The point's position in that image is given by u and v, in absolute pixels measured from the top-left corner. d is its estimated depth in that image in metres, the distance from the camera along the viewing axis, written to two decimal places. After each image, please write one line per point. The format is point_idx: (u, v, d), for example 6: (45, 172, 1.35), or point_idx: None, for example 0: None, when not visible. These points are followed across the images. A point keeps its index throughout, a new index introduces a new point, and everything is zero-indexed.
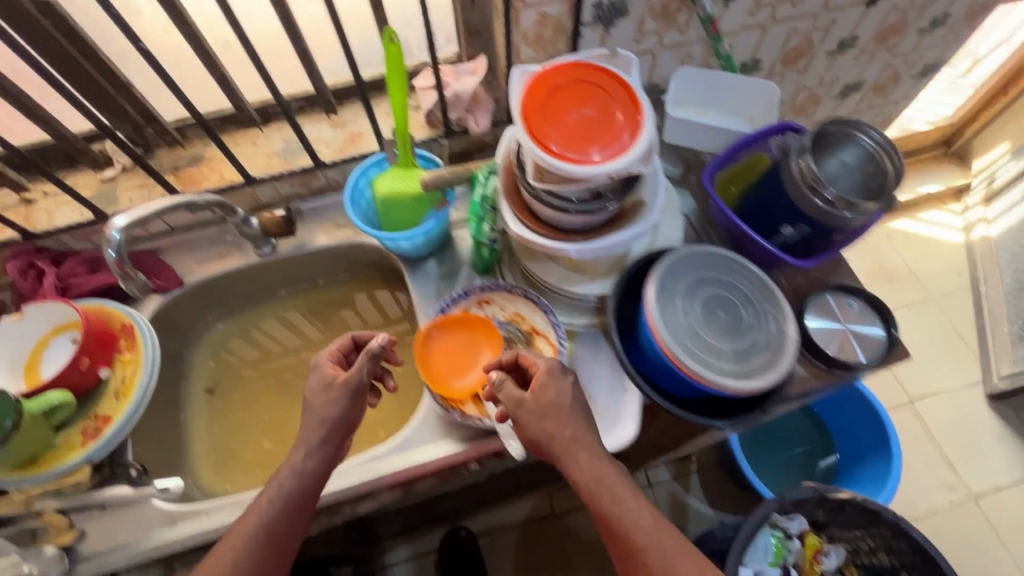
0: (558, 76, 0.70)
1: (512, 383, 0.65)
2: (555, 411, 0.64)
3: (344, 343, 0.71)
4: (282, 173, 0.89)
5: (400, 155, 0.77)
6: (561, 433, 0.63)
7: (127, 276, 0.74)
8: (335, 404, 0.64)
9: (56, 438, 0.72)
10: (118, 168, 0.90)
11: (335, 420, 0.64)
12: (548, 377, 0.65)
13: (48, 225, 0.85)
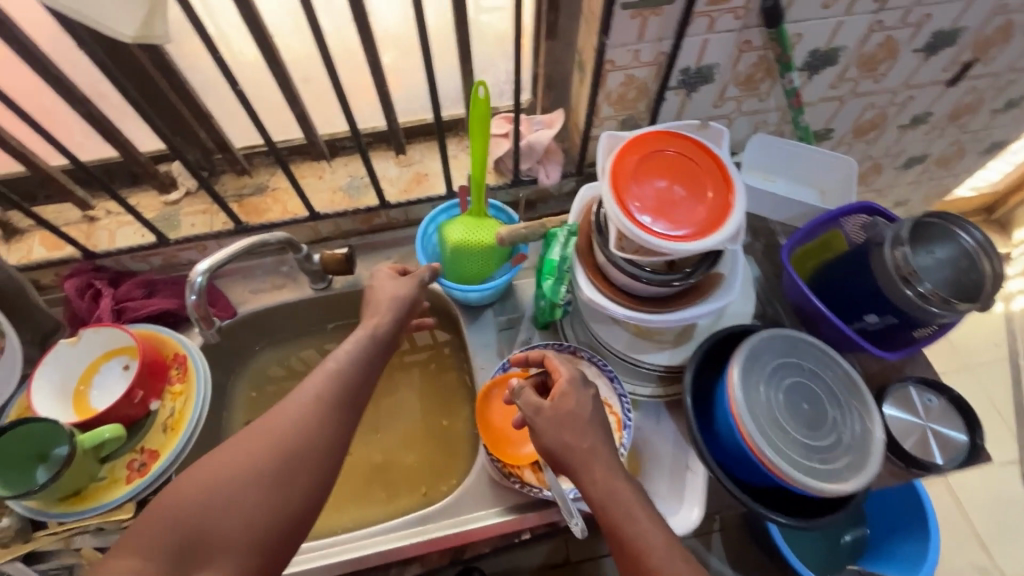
0: (666, 144, 0.69)
1: (532, 393, 0.60)
2: (575, 421, 0.59)
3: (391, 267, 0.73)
4: (346, 210, 0.88)
5: (474, 204, 0.76)
6: (586, 451, 0.57)
7: (205, 320, 0.74)
8: (392, 304, 0.67)
9: (101, 471, 0.71)
10: (181, 191, 0.89)
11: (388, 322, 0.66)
12: (568, 390, 0.61)
13: (109, 244, 0.84)
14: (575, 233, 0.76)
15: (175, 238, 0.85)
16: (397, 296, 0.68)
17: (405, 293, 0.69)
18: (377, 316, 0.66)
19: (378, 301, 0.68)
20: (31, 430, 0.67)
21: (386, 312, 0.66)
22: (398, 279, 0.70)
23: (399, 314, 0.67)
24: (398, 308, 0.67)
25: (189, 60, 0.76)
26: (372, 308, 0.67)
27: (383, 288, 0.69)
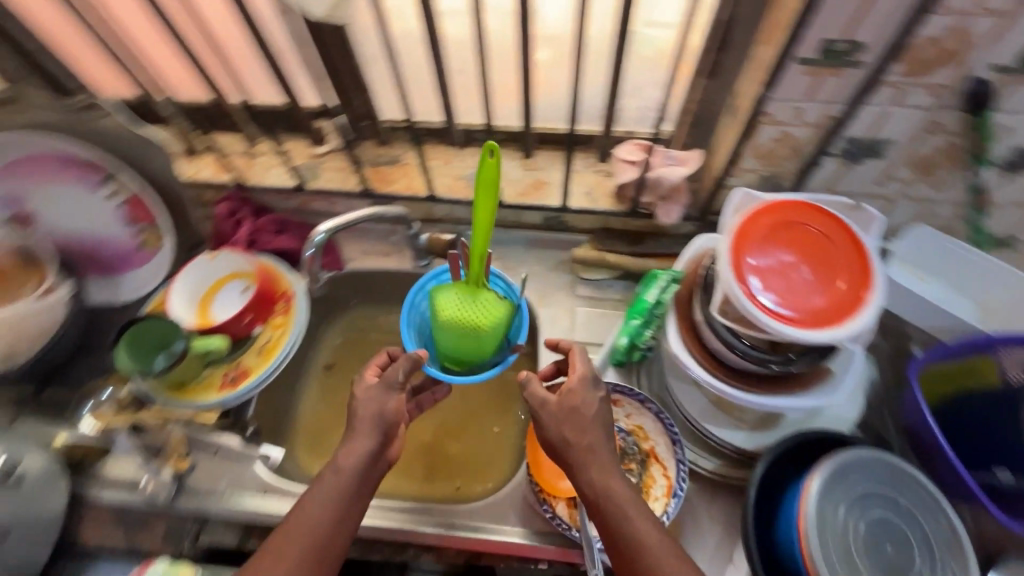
0: (809, 220, 0.63)
1: (539, 386, 0.61)
2: (578, 418, 0.59)
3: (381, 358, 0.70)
4: (463, 199, 0.91)
5: (471, 275, 0.68)
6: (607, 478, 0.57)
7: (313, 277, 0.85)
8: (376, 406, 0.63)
9: (202, 374, 0.82)
10: (327, 147, 0.97)
11: (376, 423, 0.63)
12: (578, 387, 0.61)
13: (260, 180, 0.95)
14: (679, 280, 0.73)
15: (312, 188, 0.94)
16: (377, 412, 0.63)
17: (385, 405, 0.64)
18: (354, 447, 0.61)
19: (359, 413, 0.63)
20: (154, 325, 0.77)
21: (367, 435, 0.62)
22: (377, 386, 0.65)
23: (381, 432, 0.63)
24: (380, 420, 0.63)
25: (365, 35, 0.81)
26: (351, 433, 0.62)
27: (359, 401, 0.64)
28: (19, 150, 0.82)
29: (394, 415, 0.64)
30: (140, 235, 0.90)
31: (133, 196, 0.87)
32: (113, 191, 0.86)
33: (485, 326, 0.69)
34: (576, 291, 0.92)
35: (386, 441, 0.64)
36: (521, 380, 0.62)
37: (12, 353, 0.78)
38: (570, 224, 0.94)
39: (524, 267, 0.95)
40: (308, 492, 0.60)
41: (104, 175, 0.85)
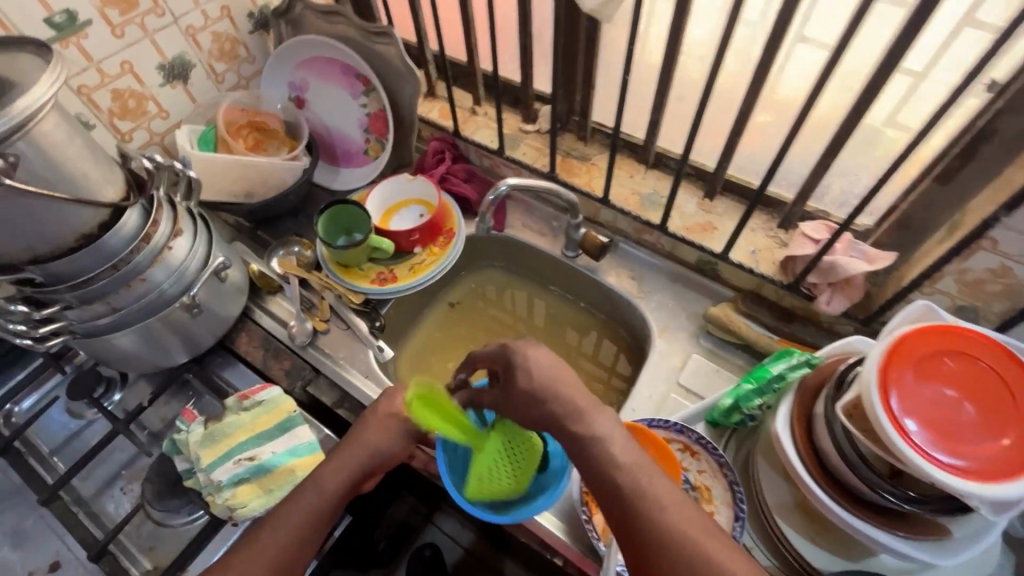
0: (972, 349, 0.57)
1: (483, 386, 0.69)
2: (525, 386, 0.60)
3: None
4: (630, 212, 0.96)
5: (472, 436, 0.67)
6: (598, 427, 0.56)
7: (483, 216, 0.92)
8: (383, 437, 0.69)
9: (363, 264, 0.97)
10: (534, 126, 1.08)
11: (374, 453, 0.69)
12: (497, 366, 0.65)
13: (470, 133, 1.09)
14: (813, 365, 0.69)
15: (508, 155, 1.06)
16: (380, 447, 0.69)
17: (392, 443, 0.70)
18: (340, 470, 0.67)
19: (363, 441, 0.69)
20: (349, 211, 0.96)
21: (351, 468, 0.68)
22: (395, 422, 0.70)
23: (369, 465, 0.68)
24: (377, 454, 0.69)
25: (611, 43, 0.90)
26: (341, 454, 0.68)
27: (371, 430, 0.69)
28: (320, 51, 1.07)
29: (390, 457, 0.70)
30: (368, 142, 1.09)
31: (378, 111, 1.06)
32: (366, 102, 1.07)
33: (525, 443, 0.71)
34: (699, 338, 0.91)
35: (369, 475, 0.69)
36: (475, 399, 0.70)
37: (253, 192, 1.01)
38: (722, 275, 0.93)
39: (659, 295, 0.96)
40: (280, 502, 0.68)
41: (367, 88, 1.05)
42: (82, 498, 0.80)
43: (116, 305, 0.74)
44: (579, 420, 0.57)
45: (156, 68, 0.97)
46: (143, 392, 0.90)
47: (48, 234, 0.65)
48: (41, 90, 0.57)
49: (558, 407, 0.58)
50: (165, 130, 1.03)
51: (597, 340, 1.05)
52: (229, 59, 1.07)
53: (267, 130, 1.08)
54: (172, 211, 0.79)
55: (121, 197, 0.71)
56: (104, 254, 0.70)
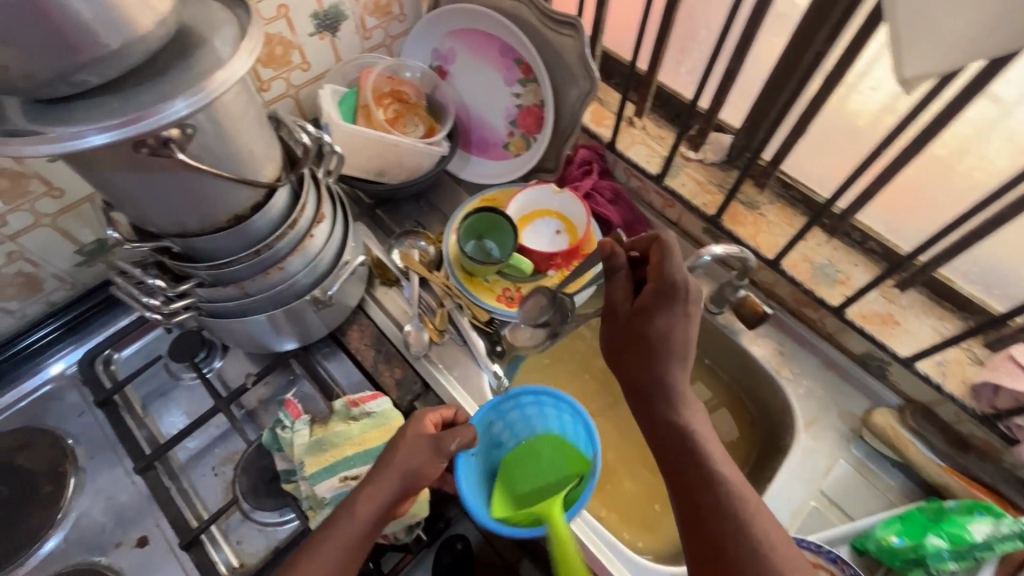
0: None
1: (620, 281, 0.64)
2: (663, 348, 0.59)
3: (447, 411, 0.71)
4: (801, 282, 0.84)
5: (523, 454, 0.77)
6: (710, 454, 0.56)
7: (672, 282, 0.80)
8: (417, 453, 0.63)
9: (489, 276, 0.89)
10: (699, 154, 0.96)
11: (409, 470, 0.63)
12: (654, 300, 0.60)
13: (625, 148, 0.98)
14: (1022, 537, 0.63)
15: (666, 183, 0.94)
16: (412, 467, 0.63)
17: (424, 463, 0.63)
18: (373, 496, 0.61)
19: (393, 460, 0.63)
20: (487, 218, 0.89)
21: (389, 492, 0.62)
22: (425, 441, 0.64)
23: (404, 489, 0.62)
24: (408, 477, 0.63)
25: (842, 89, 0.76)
26: (374, 478, 0.62)
27: (401, 448, 0.64)
28: (481, 24, 0.94)
29: (422, 479, 0.64)
30: (511, 136, 0.99)
31: (532, 105, 0.95)
32: (521, 92, 0.95)
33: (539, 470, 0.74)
34: (849, 445, 0.81)
35: (404, 498, 0.63)
36: (611, 264, 0.64)
37: (385, 171, 0.92)
38: (889, 377, 0.82)
39: (809, 380, 0.85)
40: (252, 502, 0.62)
41: (526, 77, 0.94)
42: (174, 470, 0.77)
43: (249, 291, 0.68)
44: (677, 408, 0.59)
45: (310, 15, 0.87)
46: (246, 367, 0.85)
47: (202, 212, 0.58)
48: (241, 60, 0.48)
49: (668, 383, 0.59)
50: (303, 83, 0.95)
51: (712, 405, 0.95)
52: (381, 15, 0.97)
53: (408, 102, 0.97)
54: (316, 193, 0.71)
55: (276, 175, 0.64)
56: (250, 236, 0.64)
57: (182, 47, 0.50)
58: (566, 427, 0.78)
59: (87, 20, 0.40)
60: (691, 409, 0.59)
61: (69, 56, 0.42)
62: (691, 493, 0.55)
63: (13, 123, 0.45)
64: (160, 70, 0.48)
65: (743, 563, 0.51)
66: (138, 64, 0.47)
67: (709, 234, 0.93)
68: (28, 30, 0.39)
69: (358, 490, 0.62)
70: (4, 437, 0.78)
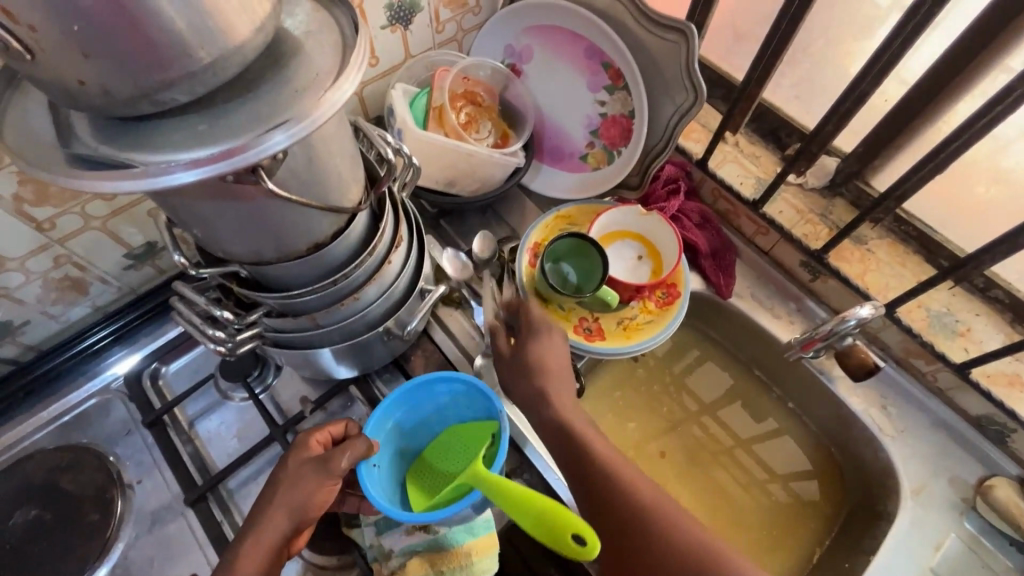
0: None
1: (501, 335, 0.71)
2: (540, 371, 0.66)
3: (336, 427, 0.63)
4: (917, 332, 0.76)
5: (427, 459, 0.69)
6: (588, 436, 0.61)
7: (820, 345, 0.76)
8: (301, 479, 0.58)
9: (564, 304, 0.82)
10: (800, 178, 0.86)
11: (293, 502, 0.57)
12: (530, 343, 0.68)
13: (717, 167, 0.89)
14: None
15: (762, 209, 0.85)
16: (298, 500, 0.57)
17: (312, 491, 0.57)
18: (255, 541, 0.55)
19: (278, 498, 0.57)
20: (569, 242, 0.80)
21: (273, 533, 0.56)
22: (312, 465, 0.58)
23: (293, 525, 0.57)
24: (297, 510, 0.57)
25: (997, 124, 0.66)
26: (259, 520, 0.56)
27: (285, 480, 0.58)
28: (567, 21, 0.85)
29: (315, 508, 0.57)
30: (591, 147, 0.90)
31: (619, 115, 0.86)
32: (607, 100, 0.86)
33: (451, 461, 0.68)
34: (960, 516, 0.73)
35: (294, 535, 0.57)
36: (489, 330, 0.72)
37: (455, 181, 0.84)
38: (1009, 444, 0.74)
39: (915, 440, 0.77)
40: (246, 545, 0.55)
41: (614, 83, 0.85)
42: (225, 501, 0.71)
43: (320, 322, 0.62)
44: (549, 400, 0.64)
45: (385, 6, 0.78)
46: (301, 390, 0.79)
47: (281, 241, 0.51)
48: (348, 80, 0.40)
49: (540, 390, 0.65)
50: (369, 79, 0.86)
51: (776, 434, 0.88)
52: (457, 7, 0.88)
53: (482, 105, 0.88)
54: (394, 213, 0.63)
55: (359, 197, 0.56)
56: (325, 262, 0.56)
57: (281, 59, 0.42)
58: (464, 409, 0.71)
59: (179, 29, 0.33)
60: (565, 401, 0.64)
61: (157, 71, 0.34)
62: (592, 492, 0.57)
63: (84, 144, 0.38)
64: (251, 86, 0.40)
65: (635, 529, 0.55)
66: (229, 78, 0.39)
67: (806, 268, 0.85)
68: (112, 37, 0.31)
69: (242, 538, 0.56)
70: (49, 454, 0.73)
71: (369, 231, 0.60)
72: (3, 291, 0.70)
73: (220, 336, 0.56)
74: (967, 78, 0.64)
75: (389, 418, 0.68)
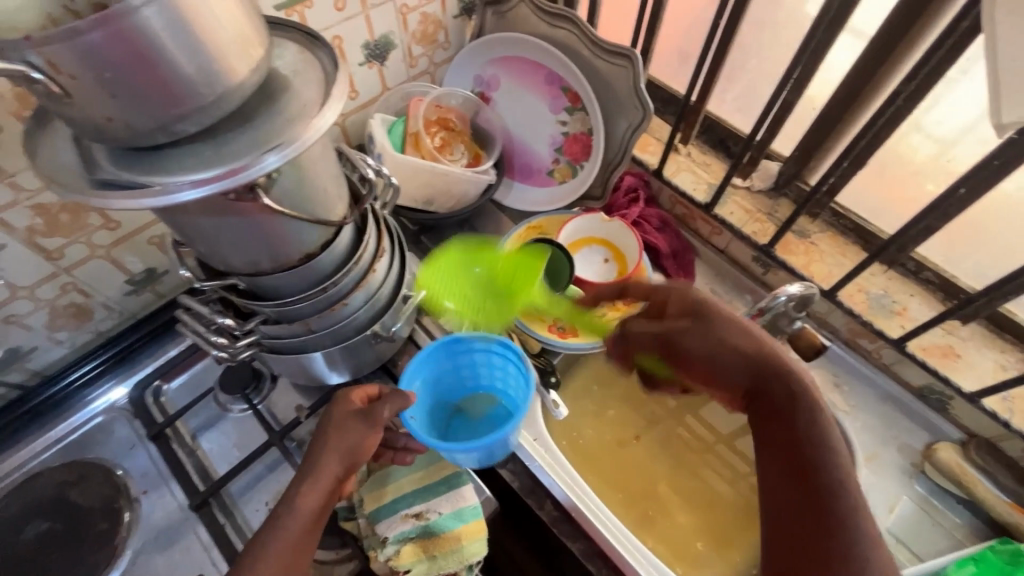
0: None
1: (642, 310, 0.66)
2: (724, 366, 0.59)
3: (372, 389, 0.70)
4: (859, 314, 0.83)
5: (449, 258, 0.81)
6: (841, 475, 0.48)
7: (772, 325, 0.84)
8: (351, 427, 0.63)
9: (539, 306, 0.89)
10: (747, 181, 0.95)
11: (347, 447, 0.62)
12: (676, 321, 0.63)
13: (672, 176, 0.97)
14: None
15: (714, 212, 0.93)
16: (351, 443, 0.62)
17: (360, 439, 0.63)
18: (315, 484, 0.59)
19: (330, 444, 0.62)
20: (540, 248, 0.89)
21: (327, 478, 0.60)
22: (357, 417, 0.64)
23: (344, 469, 0.62)
24: (349, 455, 0.62)
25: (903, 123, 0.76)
26: (309, 469, 0.60)
27: (334, 429, 0.63)
28: (527, 52, 0.94)
29: (363, 453, 0.63)
30: (557, 163, 0.99)
31: (579, 133, 0.95)
32: (567, 120, 0.95)
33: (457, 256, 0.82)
34: (911, 480, 0.80)
35: (343, 480, 0.62)
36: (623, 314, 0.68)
37: (433, 199, 0.92)
38: (950, 411, 0.81)
39: (865, 413, 0.84)
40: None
41: (573, 105, 0.94)
42: (228, 506, 0.76)
43: (312, 328, 0.68)
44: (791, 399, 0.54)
45: (362, 46, 0.87)
46: (295, 400, 0.84)
47: (276, 253, 0.57)
48: (332, 108, 0.48)
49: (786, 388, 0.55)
50: (350, 111, 0.95)
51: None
52: (427, 44, 0.97)
53: (454, 130, 0.97)
54: (377, 227, 0.70)
55: (344, 213, 0.63)
56: (316, 272, 0.63)
57: (272, 94, 0.49)
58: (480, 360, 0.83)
59: (190, 72, 0.40)
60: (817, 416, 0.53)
61: (172, 107, 0.41)
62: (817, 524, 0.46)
63: (107, 170, 0.45)
64: (247, 117, 0.47)
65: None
66: (231, 111, 0.46)
67: (758, 263, 0.93)
68: (137, 82, 0.39)
69: None
70: (58, 470, 0.77)
71: (354, 244, 0.67)
72: (14, 318, 0.75)
73: (223, 343, 0.62)
74: (872, 85, 0.73)
75: (416, 378, 0.78)
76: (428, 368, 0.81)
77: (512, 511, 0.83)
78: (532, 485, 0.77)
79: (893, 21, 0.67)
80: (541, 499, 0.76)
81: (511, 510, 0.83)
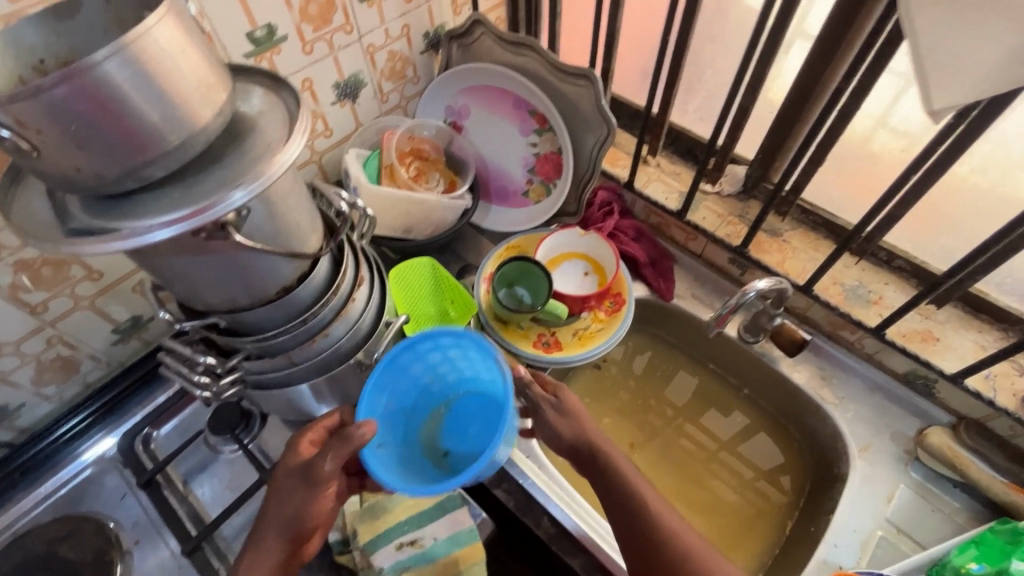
0: None
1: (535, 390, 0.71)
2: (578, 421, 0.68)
3: (331, 420, 0.67)
4: (836, 306, 0.84)
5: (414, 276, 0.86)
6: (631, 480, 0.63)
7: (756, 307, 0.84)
8: (292, 487, 0.60)
9: (523, 323, 0.90)
10: (716, 187, 0.98)
11: (290, 513, 0.60)
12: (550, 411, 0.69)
13: (643, 187, 1.00)
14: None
15: (687, 218, 0.95)
16: (290, 511, 0.60)
17: (297, 505, 0.60)
18: (256, 561, 0.59)
19: (272, 512, 0.61)
20: (518, 266, 0.90)
21: (270, 553, 0.60)
22: (296, 474, 0.61)
23: (291, 535, 0.61)
24: (290, 523, 0.60)
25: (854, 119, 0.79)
26: (254, 544, 0.60)
27: (276, 493, 0.61)
28: (493, 80, 0.97)
29: (310, 516, 0.61)
30: (531, 183, 1.01)
31: (549, 152, 0.98)
32: (537, 142, 0.98)
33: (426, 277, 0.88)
34: (906, 467, 0.80)
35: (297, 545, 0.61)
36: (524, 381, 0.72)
37: (412, 227, 0.94)
38: (936, 394, 0.81)
39: (856, 405, 0.84)
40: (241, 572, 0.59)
41: (541, 127, 0.96)
42: (222, 549, 0.75)
43: (295, 360, 0.68)
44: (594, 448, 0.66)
45: (333, 85, 0.90)
46: (286, 436, 0.84)
47: (254, 288, 0.59)
48: (295, 143, 0.50)
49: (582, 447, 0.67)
50: (326, 148, 0.97)
51: (751, 433, 0.94)
52: (397, 79, 1.00)
53: (428, 159, 0.99)
54: (354, 257, 0.72)
55: (319, 244, 0.64)
56: (295, 304, 0.64)
57: (238, 134, 0.51)
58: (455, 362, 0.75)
59: (155, 120, 0.42)
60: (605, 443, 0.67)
61: (140, 154, 0.43)
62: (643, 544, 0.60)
63: (79, 220, 0.47)
64: (214, 159, 0.49)
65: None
66: (198, 154, 0.48)
67: (735, 264, 0.94)
68: (104, 132, 0.41)
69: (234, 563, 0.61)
70: (48, 526, 0.76)
71: (332, 274, 0.68)
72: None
73: (205, 381, 0.63)
74: (822, 85, 0.76)
75: (381, 396, 0.70)
76: (394, 381, 0.72)
77: (511, 530, 0.82)
78: (528, 502, 0.76)
79: (833, 23, 0.70)
80: (537, 516, 0.75)
81: (510, 530, 0.82)
